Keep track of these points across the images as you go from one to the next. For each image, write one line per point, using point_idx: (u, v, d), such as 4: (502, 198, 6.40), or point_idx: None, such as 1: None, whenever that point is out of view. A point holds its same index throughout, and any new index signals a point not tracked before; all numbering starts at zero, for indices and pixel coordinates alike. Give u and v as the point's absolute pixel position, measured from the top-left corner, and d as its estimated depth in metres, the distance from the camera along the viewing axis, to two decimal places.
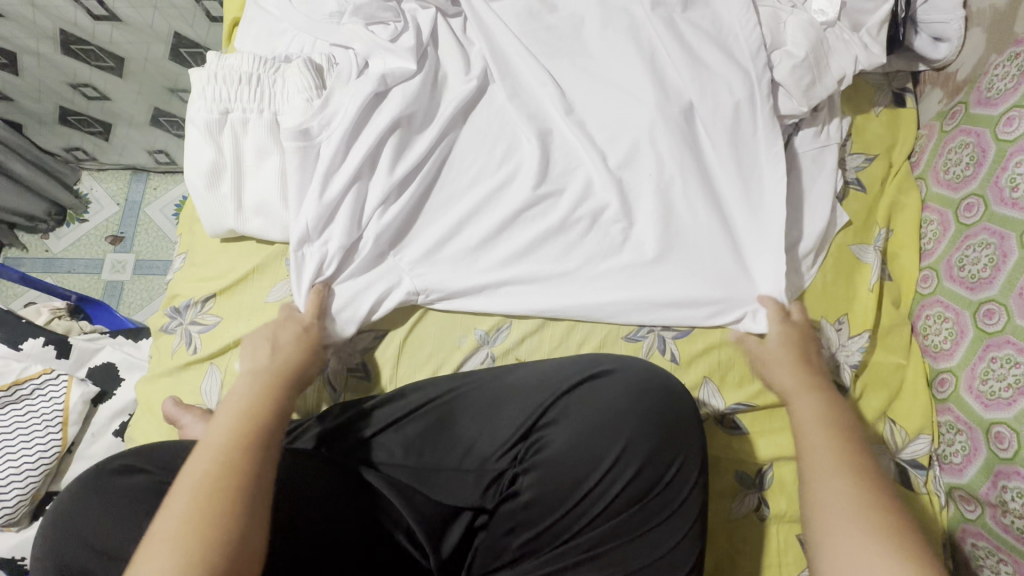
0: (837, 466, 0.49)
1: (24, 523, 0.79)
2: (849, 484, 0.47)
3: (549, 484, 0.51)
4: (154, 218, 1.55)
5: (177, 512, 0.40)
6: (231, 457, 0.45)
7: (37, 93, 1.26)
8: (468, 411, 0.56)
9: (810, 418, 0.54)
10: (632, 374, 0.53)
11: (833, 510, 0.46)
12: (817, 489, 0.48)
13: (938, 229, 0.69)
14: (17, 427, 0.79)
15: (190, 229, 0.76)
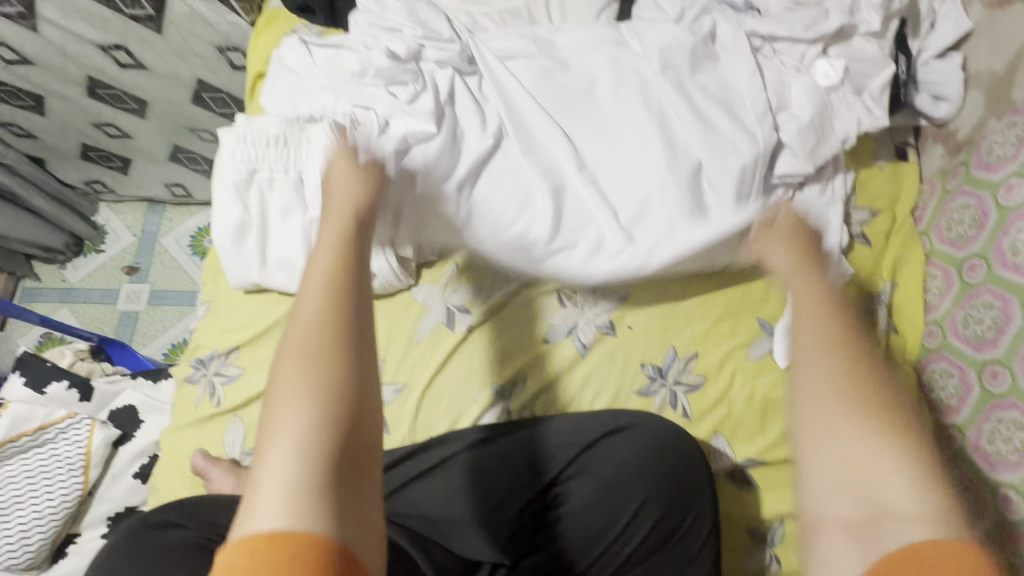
0: (823, 355, 0.44)
1: (44, 566, 0.80)
2: (838, 383, 0.42)
3: (574, 535, 0.55)
4: (169, 249, 1.58)
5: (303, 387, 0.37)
6: (332, 360, 0.38)
7: (61, 131, 1.30)
8: (487, 465, 0.59)
9: (811, 322, 0.47)
10: (647, 431, 0.57)
11: (825, 424, 0.41)
12: (803, 385, 0.43)
13: (942, 285, 0.71)
14: (41, 470, 0.81)
15: (214, 279, 0.79)
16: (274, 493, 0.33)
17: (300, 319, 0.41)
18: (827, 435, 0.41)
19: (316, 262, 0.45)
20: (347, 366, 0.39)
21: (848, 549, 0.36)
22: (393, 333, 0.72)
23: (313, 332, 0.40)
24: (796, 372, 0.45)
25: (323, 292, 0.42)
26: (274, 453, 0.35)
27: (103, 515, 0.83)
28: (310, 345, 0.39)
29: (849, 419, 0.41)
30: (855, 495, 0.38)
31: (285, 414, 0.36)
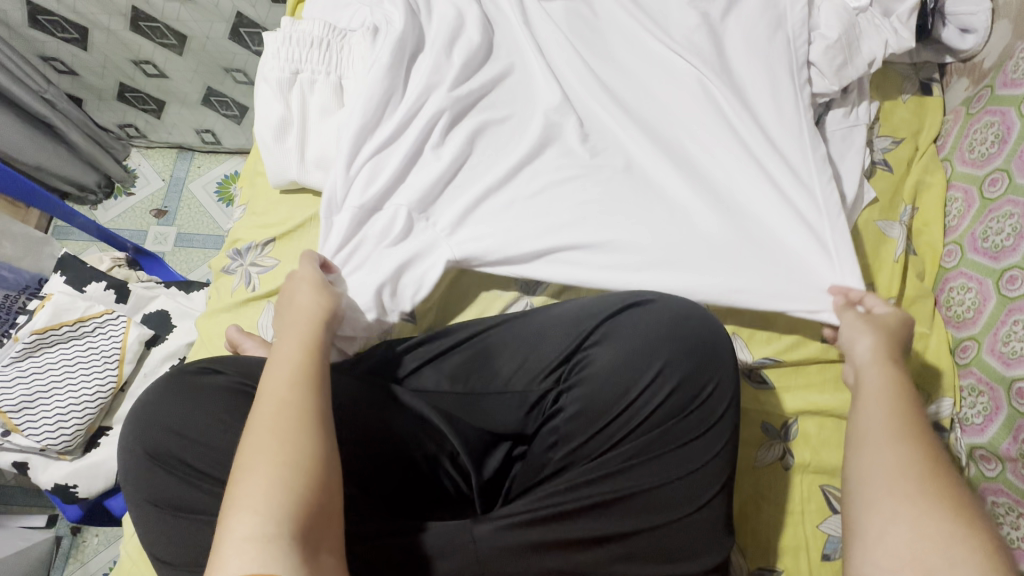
0: (885, 411, 0.50)
1: (77, 454, 0.84)
2: (908, 451, 0.46)
3: (592, 397, 0.52)
4: (197, 195, 1.62)
5: (264, 469, 0.39)
6: (303, 408, 0.43)
7: (101, 68, 1.35)
8: (510, 341, 0.57)
9: (875, 399, 0.51)
10: (670, 305, 0.54)
11: (870, 482, 0.45)
12: (853, 470, 0.48)
13: (1019, 225, 0.63)
14: (79, 361, 0.84)
15: (250, 182, 0.81)
16: (245, 556, 0.35)
17: (271, 403, 0.43)
18: (872, 456, 0.47)
19: (284, 352, 0.47)
20: (323, 437, 0.42)
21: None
22: None
23: (294, 392, 0.44)
24: (855, 425, 0.51)
25: (299, 360, 0.47)
26: (238, 520, 0.37)
27: None
28: (277, 429, 0.42)
29: (907, 475, 0.45)
30: (915, 566, 0.40)
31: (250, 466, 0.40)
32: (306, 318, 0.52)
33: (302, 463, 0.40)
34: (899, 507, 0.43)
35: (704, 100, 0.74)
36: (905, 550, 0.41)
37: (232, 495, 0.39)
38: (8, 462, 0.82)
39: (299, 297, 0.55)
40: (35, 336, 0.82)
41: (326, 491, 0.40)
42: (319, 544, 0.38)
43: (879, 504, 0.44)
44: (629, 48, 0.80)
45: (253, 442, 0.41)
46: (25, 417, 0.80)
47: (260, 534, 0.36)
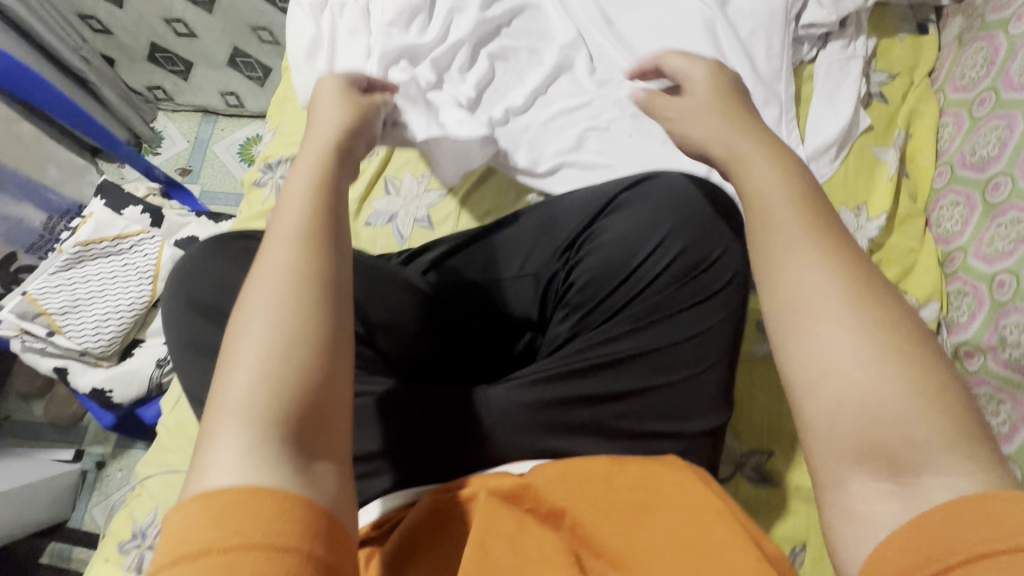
0: (805, 227, 0.36)
1: (113, 361, 0.90)
2: (841, 273, 0.33)
3: (603, 260, 0.57)
4: (220, 155, 1.69)
5: (250, 362, 0.34)
6: (298, 290, 0.37)
7: (135, 26, 1.43)
8: (535, 224, 0.63)
9: (794, 215, 0.36)
10: (675, 182, 0.58)
11: (807, 335, 0.32)
12: (778, 312, 0.34)
13: (1004, 133, 0.68)
14: (117, 275, 0.90)
15: (281, 108, 0.87)
16: (224, 460, 0.31)
17: (272, 270, 0.38)
18: (800, 296, 0.33)
19: (282, 218, 0.41)
20: (323, 314, 0.37)
21: (866, 473, 0.29)
22: None
23: (293, 267, 0.38)
24: (767, 249, 0.36)
25: (306, 209, 0.42)
26: (223, 431, 0.32)
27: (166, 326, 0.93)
28: (270, 313, 0.36)
29: (842, 307, 0.32)
30: (873, 450, 0.29)
31: (240, 351, 0.35)
32: (328, 147, 0.49)
33: (292, 357, 0.35)
34: (858, 359, 0.30)
35: (707, 32, 0.79)
36: (862, 414, 0.29)
37: (219, 387, 0.34)
38: (49, 366, 0.87)
39: (321, 121, 0.51)
40: (79, 248, 0.89)
41: (328, 375, 0.35)
42: (314, 450, 0.33)
43: (819, 358, 0.31)
44: None
45: (246, 319, 0.36)
46: (69, 321, 0.86)
47: (240, 448, 0.31)
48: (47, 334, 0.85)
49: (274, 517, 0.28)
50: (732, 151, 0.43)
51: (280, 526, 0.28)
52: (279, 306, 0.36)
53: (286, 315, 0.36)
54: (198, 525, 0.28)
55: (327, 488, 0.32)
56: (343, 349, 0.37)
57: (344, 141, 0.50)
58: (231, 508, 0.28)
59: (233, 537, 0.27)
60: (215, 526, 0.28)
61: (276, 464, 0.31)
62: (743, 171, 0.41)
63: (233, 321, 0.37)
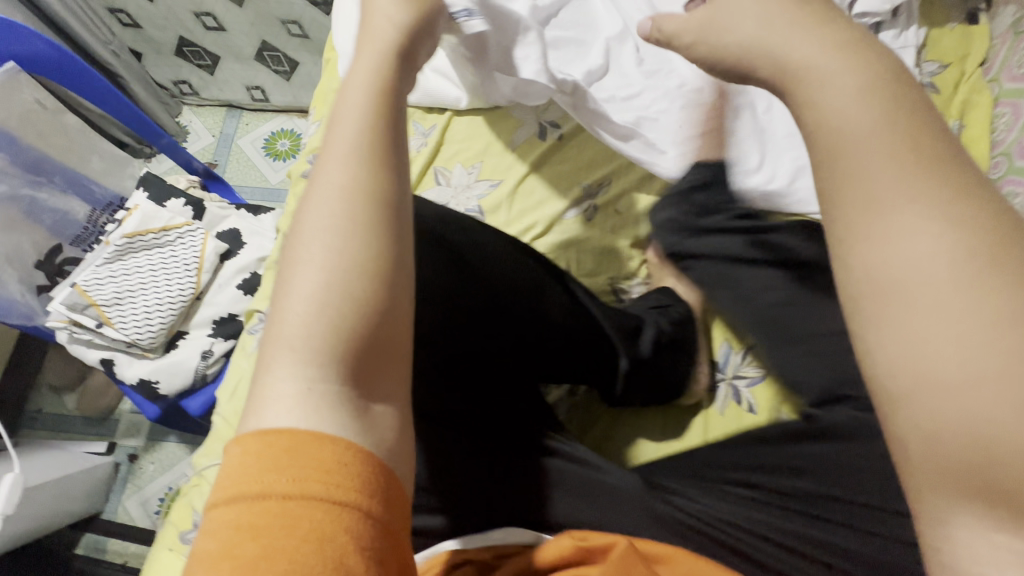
0: (910, 178, 0.26)
1: (159, 353, 0.90)
2: (962, 241, 0.25)
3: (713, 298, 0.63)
4: (245, 150, 1.69)
5: (309, 286, 0.32)
6: (363, 208, 0.34)
7: (164, 20, 1.43)
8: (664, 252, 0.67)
9: (902, 160, 0.27)
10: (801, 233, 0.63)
11: (916, 332, 0.25)
12: (868, 298, 0.27)
13: None
14: (162, 267, 0.90)
15: (327, 100, 0.87)
16: (284, 396, 0.30)
17: (327, 192, 0.35)
18: (911, 277, 0.25)
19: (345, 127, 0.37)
20: (383, 241, 0.34)
21: (963, 499, 0.24)
22: (492, 140, 0.79)
23: (354, 186, 0.35)
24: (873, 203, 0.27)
25: (362, 126, 0.37)
26: (279, 362, 0.31)
27: (209, 318, 0.93)
28: (326, 240, 0.33)
29: (966, 299, 0.24)
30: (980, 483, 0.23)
31: (300, 271, 0.33)
32: (390, 50, 0.42)
33: (350, 289, 0.32)
34: (981, 365, 0.23)
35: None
36: (980, 436, 0.23)
37: (275, 314, 0.32)
38: (96, 357, 0.88)
39: (379, 20, 0.44)
40: (126, 240, 0.89)
41: (387, 309, 0.33)
42: (368, 387, 0.32)
43: (927, 361, 0.24)
44: None
45: (305, 237, 0.34)
46: (117, 312, 0.86)
47: (298, 384, 0.30)
48: (96, 326, 0.86)
49: (330, 469, 0.27)
50: (781, 66, 0.31)
51: (343, 477, 0.27)
52: (338, 229, 0.33)
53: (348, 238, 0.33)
54: (255, 466, 0.26)
55: (383, 431, 0.31)
56: (401, 281, 0.34)
57: (404, 43, 0.44)
58: (296, 458, 0.27)
59: (291, 484, 0.26)
60: (279, 471, 0.26)
61: (337, 408, 0.30)
62: (808, 98, 0.30)
63: (293, 236, 0.35)
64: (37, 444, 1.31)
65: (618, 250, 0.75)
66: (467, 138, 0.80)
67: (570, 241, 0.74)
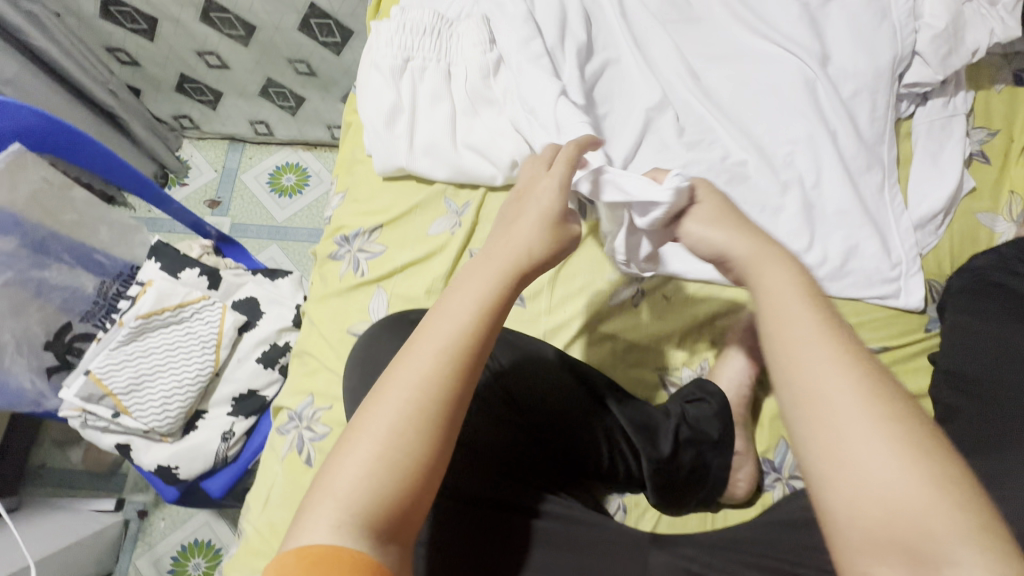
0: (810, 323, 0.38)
1: (177, 436, 0.86)
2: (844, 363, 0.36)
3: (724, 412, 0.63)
4: (249, 185, 1.64)
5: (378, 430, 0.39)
6: (435, 394, 0.40)
7: (165, 58, 1.37)
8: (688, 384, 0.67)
9: (794, 298, 0.39)
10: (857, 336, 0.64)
11: (833, 434, 0.34)
12: (786, 402, 0.37)
13: None
14: (179, 345, 0.86)
15: (350, 170, 0.82)
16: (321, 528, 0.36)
17: (412, 376, 0.41)
18: (821, 384, 0.35)
19: (450, 309, 0.44)
20: (438, 438, 0.40)
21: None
22: None
23: (435, 376, 0.41)
24: (776, 325, 0.39)
25: (464, 327, 0.43)
26: (323, 502, 0.37)
27: (229, 396, 0.89)
28: (396, 417, 0.40)
29: (848, 403, 0.34)
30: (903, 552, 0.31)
31: (377, 419, 0.40)
32: (517, 255, 0.46)
33: (407, 453, 0.39)
34: (861, 444, 0.33)
35: (807, 95, 0.75)
36: (869, 502, 0.32)
37: (336, 459, 0.39)
38: (111, 443, 0.84)
39: (527, 213, 0.49)
40: (140, 321, 0.84)
41: (429, 479, 0.40)
42: (390, 532, 0.37)
43: (824, 445, 0.34)
44: (722, 39, 0.80)
45: (389, 395, 0.40)
46: (134, 399, 0.82)
47: (333, 520, 0.36)
48: (112, 414, 0.82)
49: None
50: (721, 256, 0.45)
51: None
52: (412, 396, 0.40)
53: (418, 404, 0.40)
54: (288, 570, 0.32)
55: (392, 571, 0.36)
56: (438, 468, 0.40)
57: (532, 257, 0.47)
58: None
59: None
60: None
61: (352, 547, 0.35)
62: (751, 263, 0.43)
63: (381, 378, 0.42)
64: (42, 506, 1.27)
65: (668, 339, 0.70)
66: None
67: (616, 332, 0.70)
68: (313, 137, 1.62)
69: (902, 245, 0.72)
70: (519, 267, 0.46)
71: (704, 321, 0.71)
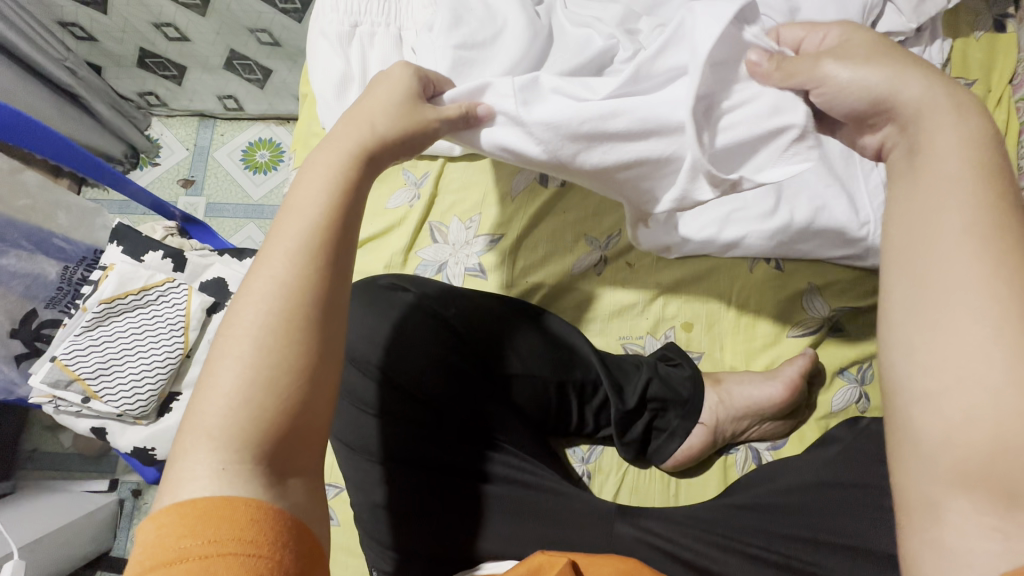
0: (966, 231, 0.34)
1: (152, 419, 0.86)
2: (992, 279, 0.32)
3: (690, 382, 0.63)
4: (222, 163, 1.60)
5: (239, 355, 0.38)
6: (302, 304, 0.40)
7: (122, 33, 1.32)
8: (666, 349, 0.66)
9: (949, 190, 0.36)
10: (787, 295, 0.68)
11: (938, 324, 0.33)
12: (901, 313, 0.35)
13: None
14: (146, 329, 0.85)
15: (306, 143, 0.80)
16: (204, 474, 0.35)
17: (269, 286, 0.40)
18: (947, 276, 0.33)
19: (298, 215, 0.42)
20: (307, 342, 0.39)
21: (967, 500, 0.30)
22: (490, 188, 0.74)
23: (297, 288, 0.40)
24: (915, 207, 0.37)
25: (315, 222, 0.42)
26: (198, 448, 0.36)
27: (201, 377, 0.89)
28: (260, 334, 0.39)
29: (971, 319, 0.32)
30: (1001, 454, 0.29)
31: (243, 337, 0.39)
32: (351, 155, 0.45)
33: (283, 362, 0.38)
34: (970, 369, 0.31)
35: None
36: (965, 433, 0.30)
37: (203, 394, 0.38)
38: (86, 426, 0.84)
39: (361, 114, 0.47)
40: (103, 306, 0.84)
41: (312, 387, 0.39)
42: (288, 467, 0.38)
43: (931, 360, 0.33)
44: None
45: (248, 318, 0.39)
46: (102, 384, 0.82)
47: (214, 465, 0.35)
48: (82, 400, 0.82)
49: (243, 526, 0.33)
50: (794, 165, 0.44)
51: (253, 532, 0.33)
52: (273, 308, 0.39)
53: (278, 316, 0.39)
54: (174, 531, 0.32)
55: (295, 499, 0.37)
56: (327, 374, 0.40)
57: (382, 135, 0.46)
58: (208, 534, 0.32)
59: (206, 545, 0.32)
60: (192, 534, 0.32)
61: (250, 482, 0.35)
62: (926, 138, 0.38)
63: (235, 304, 0.40)
64: (35, 489, 1.29)
65: (631, 307, 0.69)
66: (463, 188, 0.74)
67: (581, 302, 0.70)
68: (284, 110, 1.57)
69: None
70: (365, 152, 0.46)
71: (666, 289, 0.70)
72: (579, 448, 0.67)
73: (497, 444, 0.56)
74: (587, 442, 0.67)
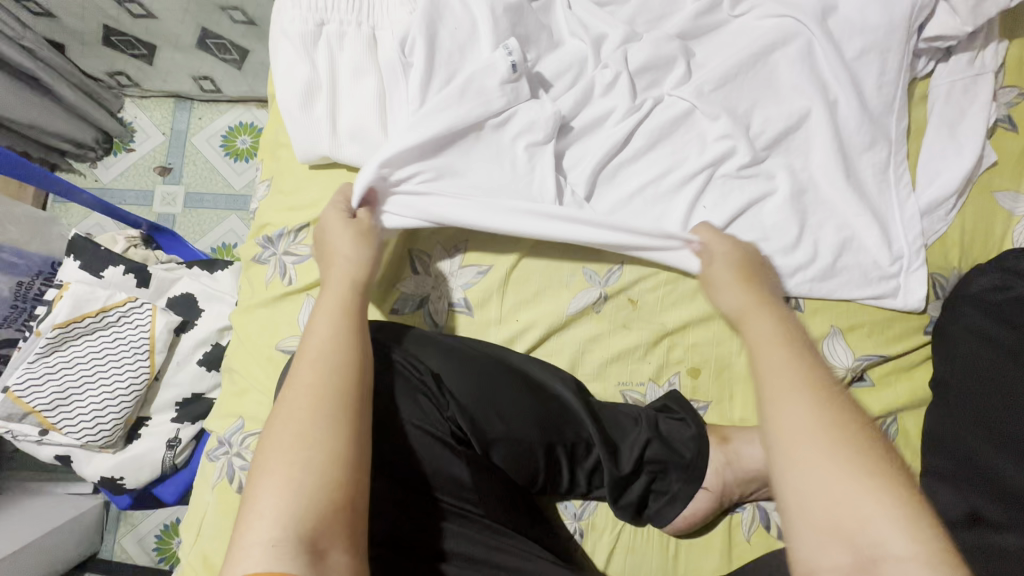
0: (788, 349, 0.46)
1: (119, 446, 0.81)
2: (802, 382, 0.42)
3: (689, 438, 0.57)
4: (201, 149, 1.50)
5: (283, 441, 0.41)
6: (334, 394, 0.43)
7: (81, 9, 1.20)
8: (667, 402, 0.60)
9: (774, 328, 0.48)
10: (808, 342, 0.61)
11: (780, 415, 0.41)
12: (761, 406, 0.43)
13: None
14: (108, 352, 0.79)
15: (273, 154, 0.72)
16: (254, 560, 0.35)
17: (297, 387, 0.44)
18: (777, 379, 0.43)
19: (313, 329, 0.48)
20: (349, 426, 0.42)
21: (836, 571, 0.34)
22: None
23: (322, 382, 0.44)
24: (759, 332, 0.49)
25: (331, 333, 0.48)
26: (253, 530, 0.37)
27: (171, 401, 0.83)
28: (296, 425, 0.41)
29: (798, 410, 0.41)
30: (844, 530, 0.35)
31: (281, 431, 0.42)
32: (346, 283, 0.53)
33: (317, 450, 0.40)
34: (815, 457, 0.38)
35: (804, 64, 0.64)
36: (822, 508, 0.36)
37: (253, 485, 0.40)
38: (50, 455, 0.79)
39: (337, 259, 0.56)
40: (58, 330, 0.77)
41: (354, 468, 0.41)
42: (331, 543, 0.37)
43: (782, 445, 0.40)
44: None
45: (281, 420, 0.42)
46: (61, 414, 0.77)
47: (266, 539, 0.36)
48: (40, 433, 0.77)
49: None
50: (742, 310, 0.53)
51: None
52: (309, 399, 0.43)
53: (309, 406, 0.43)
54: None
55: None
56: (363, 453, 0.42)
57: (359, 269, 0.55)
58: None
59: None
60: None
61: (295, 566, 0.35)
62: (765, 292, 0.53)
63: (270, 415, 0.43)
64: (18, 492, 1.26)
65: (632, 350, 0.63)
66: None
67: (577, 343, 0.63)
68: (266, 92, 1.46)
69: (904, 236, 0.62)
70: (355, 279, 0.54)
71: (672, 331, 0.63)
72: (571, 503, 0.62)
73: (449, 513, 0.50)
74: (580, 498, 0.62)
